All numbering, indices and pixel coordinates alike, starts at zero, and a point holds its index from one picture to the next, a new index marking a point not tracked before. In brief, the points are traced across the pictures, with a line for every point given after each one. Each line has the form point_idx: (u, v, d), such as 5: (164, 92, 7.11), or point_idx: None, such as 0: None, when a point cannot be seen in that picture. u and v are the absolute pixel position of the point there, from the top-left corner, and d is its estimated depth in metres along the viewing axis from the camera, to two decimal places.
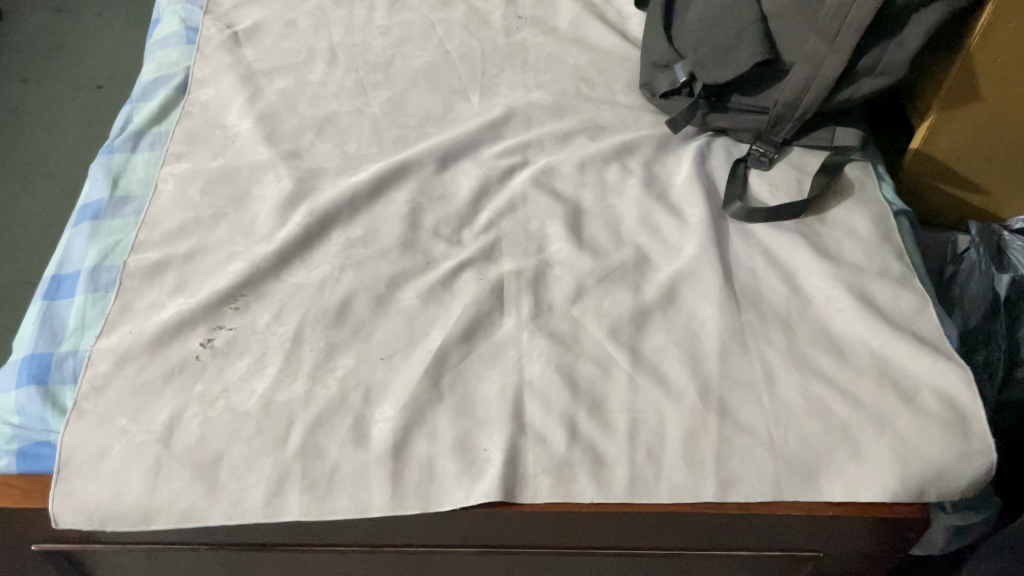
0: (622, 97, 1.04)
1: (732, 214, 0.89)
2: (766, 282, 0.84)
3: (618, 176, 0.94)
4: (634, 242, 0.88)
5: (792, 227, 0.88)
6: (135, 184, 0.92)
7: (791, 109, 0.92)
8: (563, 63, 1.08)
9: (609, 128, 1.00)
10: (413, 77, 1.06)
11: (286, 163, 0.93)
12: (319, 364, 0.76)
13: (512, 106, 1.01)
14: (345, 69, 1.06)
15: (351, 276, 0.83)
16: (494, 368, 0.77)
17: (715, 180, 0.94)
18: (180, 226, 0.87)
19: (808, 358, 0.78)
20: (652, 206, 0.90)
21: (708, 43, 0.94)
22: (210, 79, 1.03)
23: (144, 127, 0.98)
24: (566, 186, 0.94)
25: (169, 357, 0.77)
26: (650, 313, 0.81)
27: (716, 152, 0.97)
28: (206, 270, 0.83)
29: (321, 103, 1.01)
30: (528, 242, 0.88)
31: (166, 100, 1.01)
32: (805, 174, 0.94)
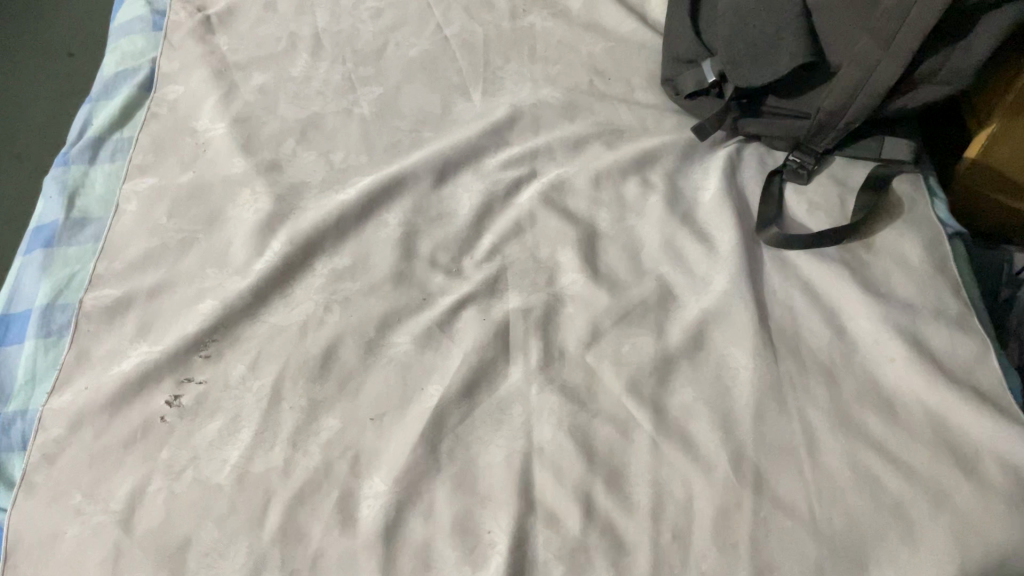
0: (642, 94, 0.93)
1: (767, 240, 0.79)
2: (807, 323, 0.74)
3: (637, 191, 0.84)
4: (657, 272, 0.78)
5: (834, 255, 0.78)
6: (93, 202, 0.82)
7: (836, 117, 0.81)
8: (574, 52, 0.96)
9: (627, 132, 0.89)
10: (408, 69, 0.94)
11: (264, 178, 0.83)
12: (301, 426, 0.67)
13: (518, 106, 0.90)
14: (331, 60, 0.94)
15: (337, 317, 0.74)
16: (499, 431, 0.68)
17: (747, 196, 0.84)
18: (144, 254, 0.77)
19: (854, 417, 0.69)
20: (676, 229, 0.80)
21: (742, 40, 0.82)
22: (180, 74, 0.92)
23: (104, 133, 0.86)
24: (579, 204, 0.83)
25: (130, 419, 0.68)
26: (675, 362, 0.72)
27: (747, 162, 0.86)
28: (172, 310, 0.74)
29: (304, 102, 0.90)
30: (536, 273, 0.78)
31: (129, 99, 0.89)
32: (848, 190, 0.83)
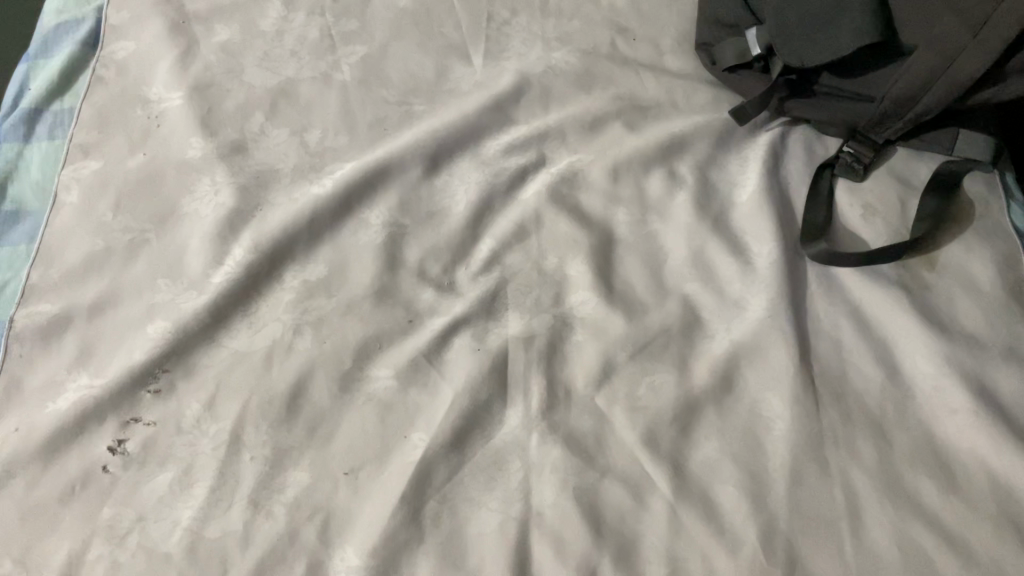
0: (672, 59, 0.79)
1: (812, 254, 0.67)
2: (855, 362, 0.64)
3: (662, 187, 0.72)
4: (681, 292, 0.67)
5: (890, 275, 0.67)
6: (28, 191, 0.70)
7: (903, 107, 0.67)
8: (593, 4, 0.82)
9: (653, 109, 0.76)
10: (397, 24, 0.80)
11: (226, 164, 0.71)
12: (262, 481, 0.58)
13: (526, 74, 0.77)
14: (307, 11, 0.80)
15: (308, 343, 0.64)
16: (492, 490, 0.59)
17: (791, 196, 0.72)
18: (86, 259, 0.66)
19: (906, 482, 0.59)
20: (707, 238, 0.69)
21: (796, 9, 0.68)
22: (130, 27, 0.78)
23: (41, 103, 0.74)
24: (593, 201, 0.71)
25: (68, 470, 0.59)
26: (700, 407, 0.62)
27: (793, 151, 0.74)
28: (117, 331, 0.63)
29: (275, 65, 0.77)
30: (541, 289, 0.67)
31: (70, 59, 0.76)
32: (910, 191, 0.71)
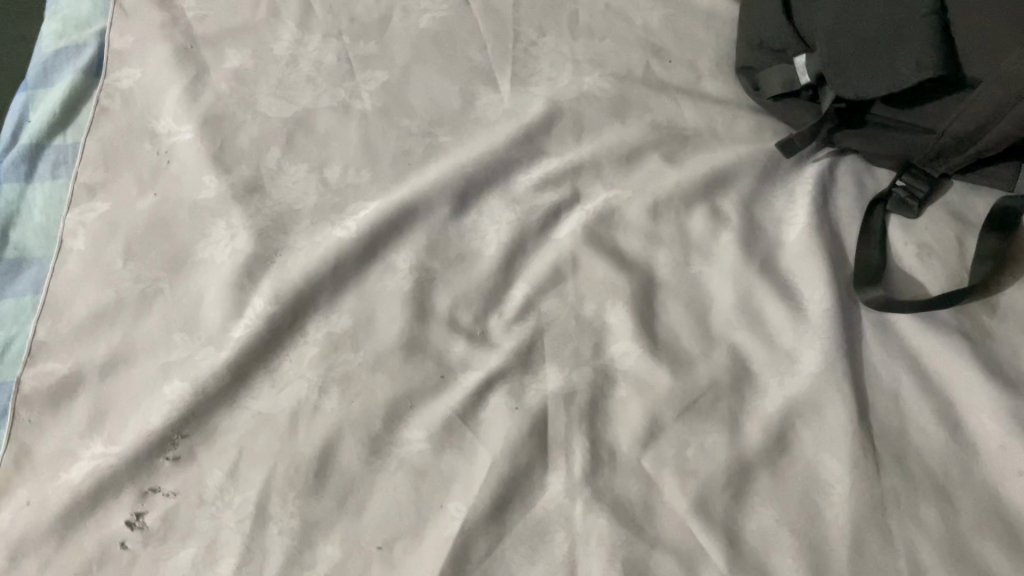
0: (711, 83, 0.75)
1: (866, 300, 0.63)
2: (915, 418, 0.60)
3: (705, 226, 0.68)
4: (729, 342, 0.63)
5: (950, 322, 0.63)
6: (31, 236, 0.66)
7: (963, 143, 0.63)
8: (626, 22, 0.77)
9: (692, 139, 0.72)
10: (419, 46, 0.75)
11: (243, 206, 0.66)
12: (291, 557, 0.55)
13: (557, 102, 0.72)
14: (323, 33, 0.75)
15: (336, 403, 0.60)
16: (536, 564, 0.55)
17: (842, 235, 0.68)
18: (95, 312, 0.62)
19: (975, 552, 0.55)
20: (755, 283, 0.65)
21: (851, 34, 0.64)
22: (135, 52, 0.73)
23: (42, 138, 0.69)
24: (632, 241, 0.67)
25: (83, 547, 0.55)
26: (753, 470, 0.58)
27: (842, 185, 0.70)
28: (132, 392, 0.60)
29: (291, 93, 0.72)
30: (580, 339, 0.63)
31: (72, 89, 0.71)
32: (968, 228, 0.67)
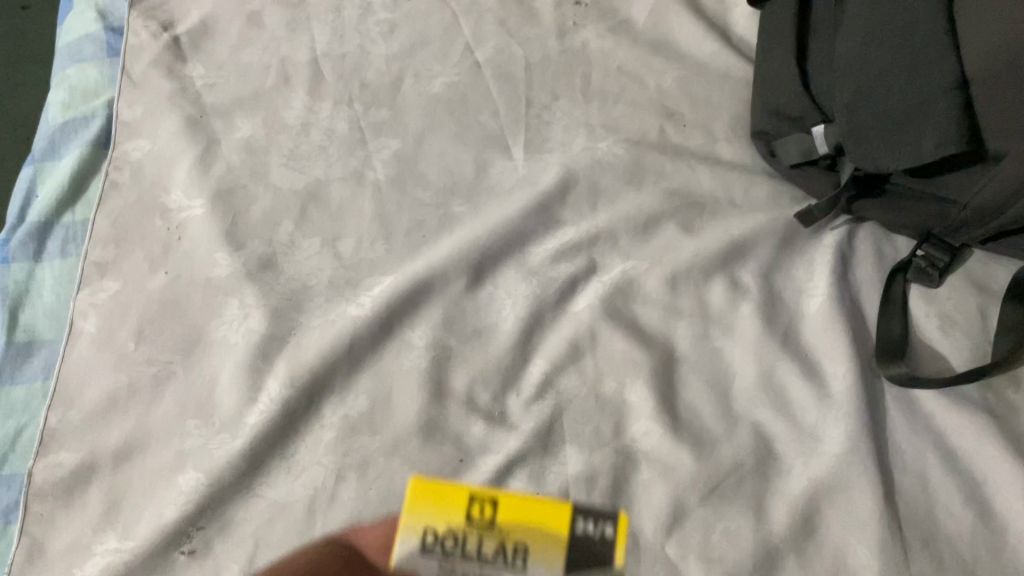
0: (727, 147, 0.74)
1: (888, 376, 0.63)
2: (943, 499, 0.59)
3: (724, 298, 0.67)
4: (752, 420, 0.62)
5: (975, 398, 0.62)
6: (41, 318, 0.65)
7: (984, 218, 0.62)
8: (640, 84, 0.76)
9: (709, 207, 0.71)
10: (431, 112, 0.74)
11: (256, 284, 0.65)
12: None
13: (572, 170, 0.72)
14: (334, 100, 0.74)
15: (354, 491, 0.59)
16: None
17: (862, 306, 0.67)
18: (108, 398, 0.61)
19: None
20: (776, 359, 0.64)
21: (871, 107, 0.63)
22: (144, 123, 0.72)
23: (51, 215, 0.68)
24: (651, 315, 0.66)
25: None
26: (778, 557, 0.57)
27: (862, 254, 0.69)
28: (146, 481, 0.59)
29: (303, 164, 0.71)
30: (600, 419, 0.62)
31: (81, 163, 0.70)
32: (990, 299, 0.66)
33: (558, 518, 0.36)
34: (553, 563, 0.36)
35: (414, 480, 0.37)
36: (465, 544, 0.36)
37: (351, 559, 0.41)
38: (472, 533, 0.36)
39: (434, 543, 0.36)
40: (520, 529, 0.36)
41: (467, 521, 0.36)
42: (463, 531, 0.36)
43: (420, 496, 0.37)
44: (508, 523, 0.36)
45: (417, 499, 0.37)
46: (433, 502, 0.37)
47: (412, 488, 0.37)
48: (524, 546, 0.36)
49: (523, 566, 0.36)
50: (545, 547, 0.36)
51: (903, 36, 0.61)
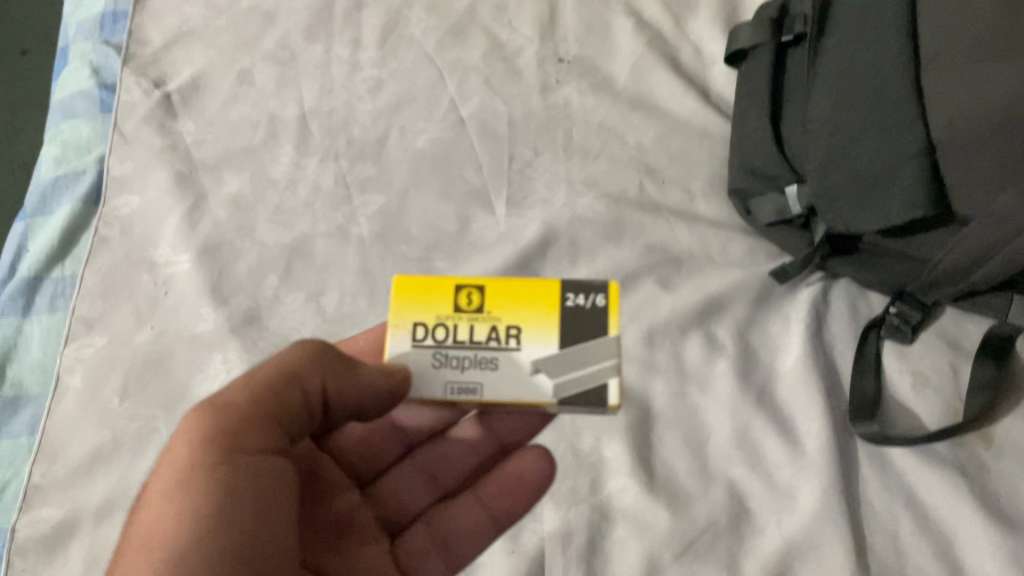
0: (705, 204, 0.75)
1: (862, 434, 0.64)
2: (915, 558, 0.59)
3: (701, 354, 0.68)
4: (727, 477, 0.63)
5: (947, 456, 0.63)
6: (28, 372, 0.66)
7: (956, 275, 0.63)
8: (620, 141, 0.78)
9: (687, 263, 0.72)
10: (416, 168, 0.76)
11: (240, 339, 0.66)
12: None
13: (553, 226, 0.73)
14: (320, 156, 0.76)
15: None
16: None
17: (836, 362, 0.68)
18: (92, 454, 0.62)
19: None
20: (751, 416, 0.65)
21: (843, 170, 0.64)
22: (134, 179, 0.73)
23: (40, 270, 0.70)
24: (629, 371, 0.67)
25: None
26: None
27: (837, 310, 0.70)
28: None
29: (288, 219, 0.73)
30: (577, 475, 0.63)
31: (71, 218, 0.72)
32: (963, 356, 0.67)
33: (540, 289, 0.48)
34: (538, 334, 0.47)
35: (401, 291, 0.48)
36: (457, 321, 0.47)
37: (335, 357, 0.47)
38: (462, 314, 0.47)
39: (431, 325, 0.47)
40: (504, 303, 0.47)
41: (454, 303, 0.48)
42: (453, 310, 0.47)
43: (413, 295, 0.48)
44: (491, 303, 0.47)
45: (411, 298, 0.48)
46: (424, 299, 0.48)
47: (404, 296, 0.48)
48: (511, 321, 0.47)
49: (516, 339, 0.47)
50: (532, 314, 0.47)
51: (873, 102, 0.62)
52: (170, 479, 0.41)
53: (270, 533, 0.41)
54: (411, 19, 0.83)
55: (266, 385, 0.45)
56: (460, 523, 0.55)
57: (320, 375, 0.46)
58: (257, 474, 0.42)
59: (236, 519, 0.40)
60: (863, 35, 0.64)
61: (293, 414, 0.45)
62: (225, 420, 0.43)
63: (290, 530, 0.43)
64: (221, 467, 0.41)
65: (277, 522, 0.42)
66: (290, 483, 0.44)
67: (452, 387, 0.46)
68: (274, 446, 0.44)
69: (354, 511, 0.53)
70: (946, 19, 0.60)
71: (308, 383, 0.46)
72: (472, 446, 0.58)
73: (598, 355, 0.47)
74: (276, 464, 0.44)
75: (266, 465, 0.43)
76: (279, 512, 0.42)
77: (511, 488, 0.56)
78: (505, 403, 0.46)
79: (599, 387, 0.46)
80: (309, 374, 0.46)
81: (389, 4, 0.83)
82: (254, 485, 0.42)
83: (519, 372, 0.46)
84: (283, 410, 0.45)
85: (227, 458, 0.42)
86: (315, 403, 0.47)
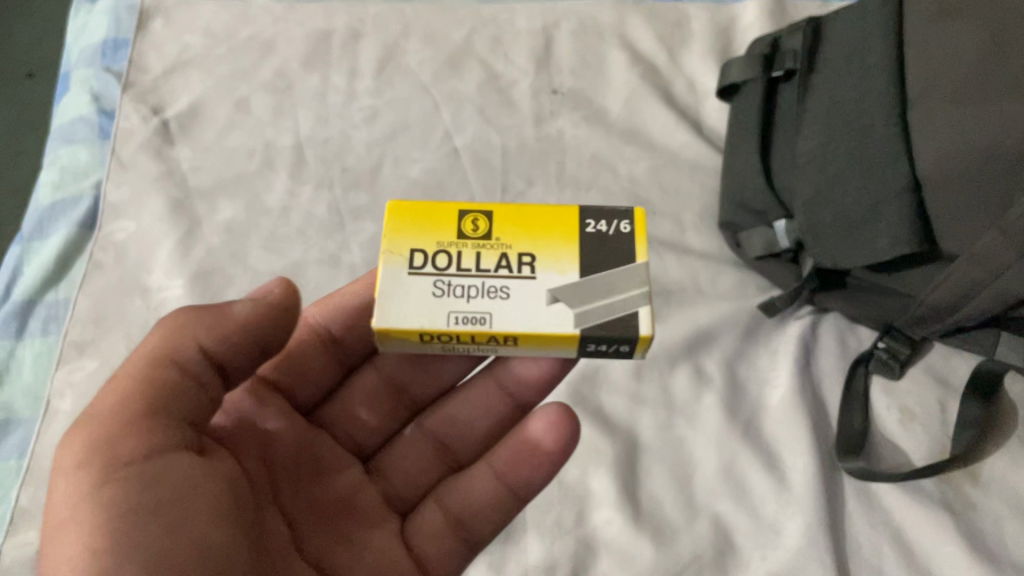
0: (695, 236, 0.76)
1: (849, 469, 0.63)
2: None
3: (688, 387, 0.68)
4: (712, 511, 0.62)
5: (933, 493, 0.63)
6: (19, 396, 0.66)
7: (941, 313, 0.63)
8: (612, 173, 0.78)
9: (677, 294, 0.72)
10: (409, 197, 0.76)
11: None
12: None
13: None
14: (315, 184, 0.76)
15: None
16: None
17: (825, 396, 0.68)
18: None
19: None
20: (738, 449, 0.65)
21: (829, 207, 0.64)
22: (130, 205, 0.74)
23: (34, 294, 0.71)
24: (617, 403, 0.67)
25: None
26: None
27: (825, 344, 0.70)
28: None
29: (281, 246, 0.73)
30: (563, 506, 0.63)
31: (66, 243, 0.73)
32: (950, 391, 0.67)
33: (554, 217, 0.48)
34: (552, 262, 0.46)
35: (396, 225, 0.47)
36: (462, 248, 0.46)
37: (205, 315, 0.44)
38: (468, 242, 0.47)
39: (432, 251, 0.46)
40: (514, 230, 0.47)
41: (459, 231, 0.47)
42: (457, 238, 0.47)
43: (413, 228, 0.47)
44: (500, 231, 0.47)
45: (411, 230, 0.47)
46: (424, 231, 0.47)
47: (401, 228, 0.47)
48: (523, 249, 0.46)
49: (529, 267, 0.46)
50: (547, 241, 0.47)
51: (857, 140, 0.63)
52: (63, 510, 0.39)
53: (187, 535, 0.39)
54: (407, 50, 0.84)
55: (140, 383, 0.42)
56: (471, 494, 0.52)
57: (199, 333, 0.43)
58: (155, 478, 0.39)
59: (143, 532, 0.38)
60: (850, 76, 0.66)
61: (180, 396, 0.42)
62: (103, 431, 0.40)
63: (217, 526, 0.40)
64: (111, 484, 0.39)
65: (194, 519, 0.40)
66: (209, 472, 0.42)
67: (457, 316, 0.44)
68: (174, 440, 0.41)
69: (357, 489, 0.52)
70: (928, 60, 0.61)
71: (183, 350, 0.43)
72: (480, 409, 0.56)
73: (625, 284, 0.45)
74: (182, 456, 0.41)
75: (165, 462, 0.40)
76: (196, 509, 0.40)
77: (527, 457, 0.51)
78: (516, 334, 0.44)
79: (628, 314, 0.45)
80: (181, 346, 0.43)
81: (386, 35, 0.84)
82: (151, 493, 0.39)
83: (535, 302, 0.45)
84: (169, 394, 0.42)
85: (111, 474, 0.39)
86: (203, 373, 0.43)
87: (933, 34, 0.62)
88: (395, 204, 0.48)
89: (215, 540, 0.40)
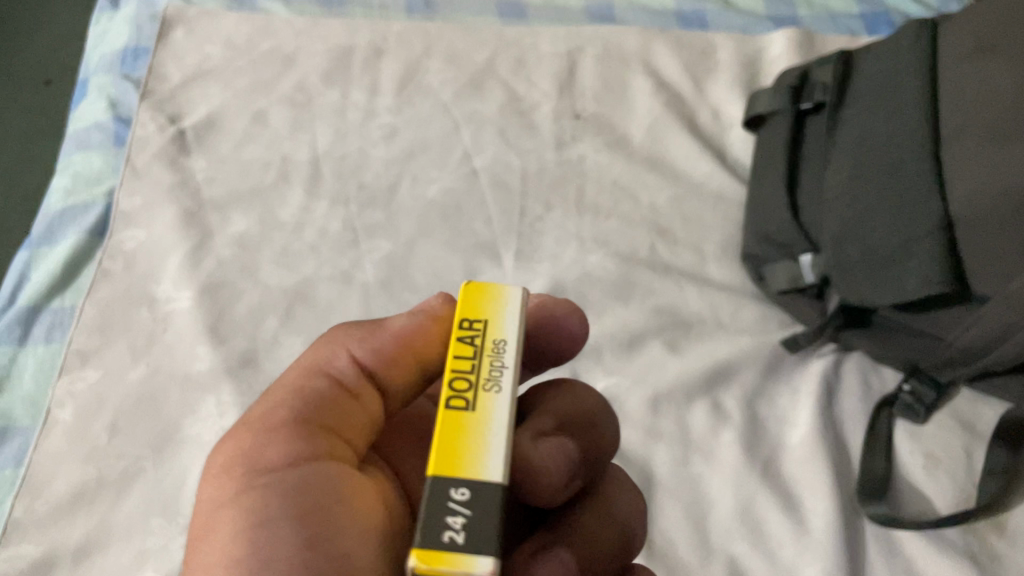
0: (715, 268, 0.74)
1: (871, 514, 0.61)
2: None
3: (706, 423, 0.66)
4: (727, 553, 0.60)
5: (959, 543, 0.60)
6: (18, 403, 0.65)
7: (972, 356, 0.61)
8: (633, 201, 0.77)
9: (695, 326, 0.71)
10: (425, 217, 0.75)
11: (234, 381, 0.65)
12: None
13: (560, 281, 0.71)
14: (330, 200, 0.75)
15: None
16: None
17: (847, 438, 0.66)
18: (73, 493, 0.60)
19: None
20: (755, 490, 0.62)
21: (858, 244, 0.63)
22: (142, 213, 0.73)
23: (39, 300, 0.69)
24: (632, 435, 0.65)
25: None
26: None
27: (848, 384, 0.68)
28: None
29: (293, 261, 0.72)
30: None
31: (75, 249, 0.71)
32: (977, 438, 0.65)
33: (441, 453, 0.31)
34: None
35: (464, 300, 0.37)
36: None
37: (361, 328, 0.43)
38: None
39: None
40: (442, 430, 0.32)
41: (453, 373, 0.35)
42: None
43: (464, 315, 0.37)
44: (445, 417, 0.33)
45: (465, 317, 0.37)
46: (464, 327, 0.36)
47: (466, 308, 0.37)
48: None
49: None
50: None
51: (888, 175, 0.61)
52: (208, 515, 0.37)
53: (328, 550, 0.35)
54: (430, 68, 0.83)
55: (293, 389, 0.40)
56: None
57: (354, 347, 0.42)
58: (295, 486, 0.36)
59: (285, 540, 0.35)
60: (882, 110, 0.64)
61: (332, 406, 0.39)
62: (251, 436, 0.38)
63: (364, 541, 0.36)
64: (252, 490, 0.36)
65: (341, 531, 0.36)
66: (357, 485, 0.38)
67: None
68: (322, 449, 0.38)
69: None
70: (963, 97, 0.59)
71: (335, 365, 0.41)
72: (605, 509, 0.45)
73: None
74: (330, 466, 0.38)
75: (308, 472, 0.37)
76: (344, 522, 0.36)
77: None
78: None
79: None
80: (335, 356, 0.41)
81: (409, 53, 0.83)
82: (293, 499, 0.36)
83: None
84: (319, 404, 0.39)
85: (253, 479, 0.36)
86: (355, 384, 0.41)
87: (970, 71, 0.60)
88: (463, 290, 0.36)
89: (362, 562, 0.36)
